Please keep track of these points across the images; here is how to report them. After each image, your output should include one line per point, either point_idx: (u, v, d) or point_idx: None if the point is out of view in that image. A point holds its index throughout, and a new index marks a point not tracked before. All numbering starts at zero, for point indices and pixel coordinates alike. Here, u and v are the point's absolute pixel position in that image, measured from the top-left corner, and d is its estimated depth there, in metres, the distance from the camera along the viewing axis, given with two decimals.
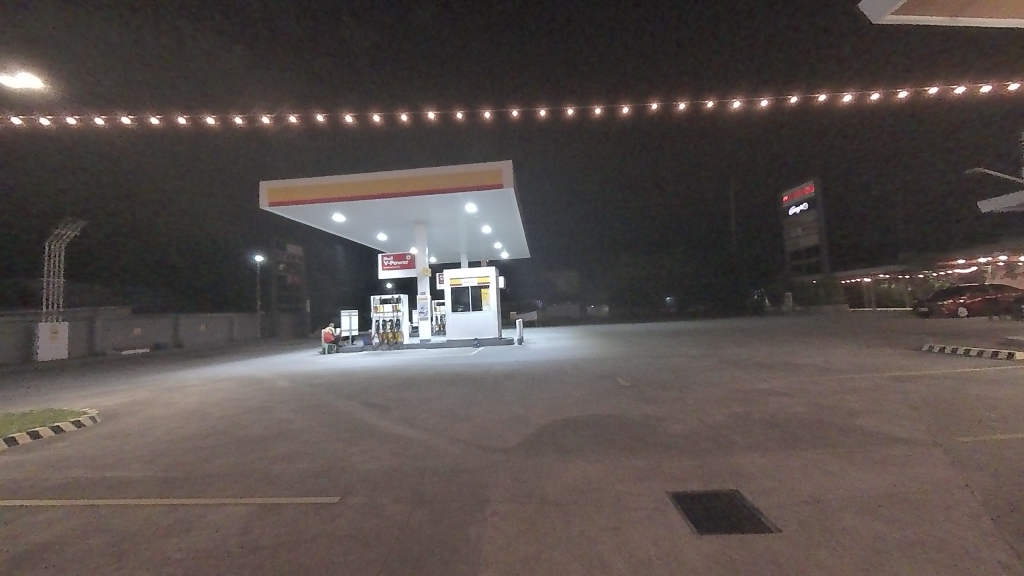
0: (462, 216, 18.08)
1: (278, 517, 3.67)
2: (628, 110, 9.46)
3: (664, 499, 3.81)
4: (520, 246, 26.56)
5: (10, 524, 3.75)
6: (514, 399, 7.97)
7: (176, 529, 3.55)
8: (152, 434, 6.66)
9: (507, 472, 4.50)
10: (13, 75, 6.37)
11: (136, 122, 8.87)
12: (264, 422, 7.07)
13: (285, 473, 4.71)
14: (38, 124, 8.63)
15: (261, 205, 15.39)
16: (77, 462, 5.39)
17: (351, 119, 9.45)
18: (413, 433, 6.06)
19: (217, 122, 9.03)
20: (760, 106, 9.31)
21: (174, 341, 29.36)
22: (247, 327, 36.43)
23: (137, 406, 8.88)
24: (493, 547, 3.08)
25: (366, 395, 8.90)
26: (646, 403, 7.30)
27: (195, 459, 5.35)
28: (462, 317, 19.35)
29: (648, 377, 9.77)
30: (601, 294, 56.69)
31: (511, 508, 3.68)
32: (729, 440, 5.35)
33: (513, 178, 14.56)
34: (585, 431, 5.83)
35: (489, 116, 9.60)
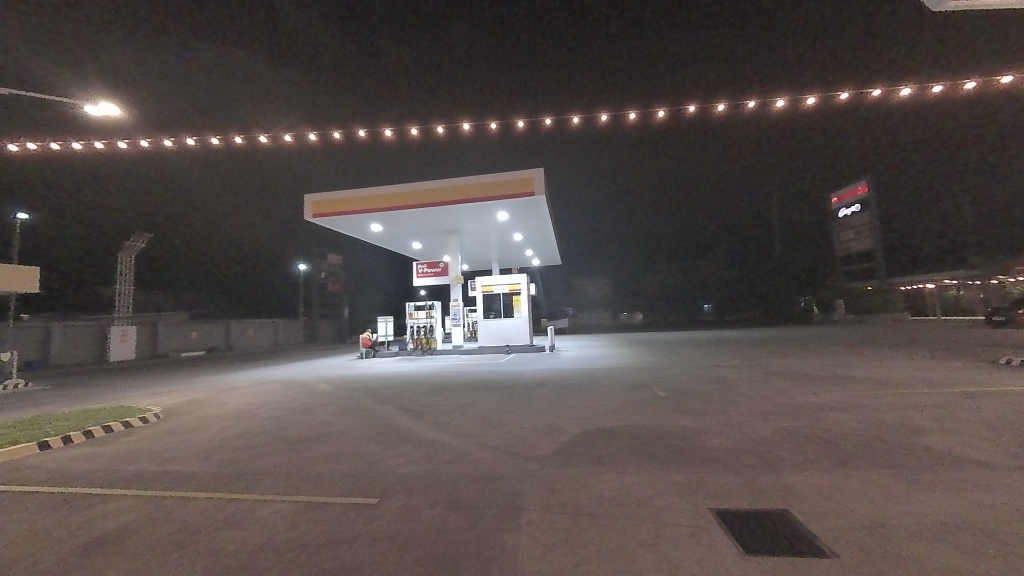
0: (494, 224, 18.27)
1: (321, 516, 3.82)
2: (663, 113, 9.27)
3: (706, 516, 3.64)
4: (551, 253, 26.49)
5: (91, 510, 4.13)
6: (547, 407, 7.91)
7: (229, 523, 3.77)
8: (207, 432, 7.13)
9: (542, 481, 4.47)
10: (95, 104, 7.09)
11: (199, 143, 9.66)
12: (307, 424, 7.39)
13: (328, 474, 4.91)
14: (117, 147, 9.60)
15: (306, 217, 16.26)
16: (143, 456, 5.86)
17: (390, 133, 9.84)
18: (447, 439, 6.14)
19: (268, 141, 9.68)
20: (808, 104, 8.83)
21: (226, 344, 31.37)
22: (291, 333, 38.34)
23: (194, 406, 9.53)
24: (527, 556, 3.06)
25: (402, 401, 9.11)
26: (684, 415, 7.04)
27: (246, 457, 5.67)
28: (493, 324, 19.46)
29: (686, 388, 9.39)
30: (634, 302, 55.37)
31: (545, 518, 3.64)
32: (777, 456, 5.04)
33: (544, 185, 14.60)
34: (620, 442, 5.68)
35: (521, 124, 9.67)
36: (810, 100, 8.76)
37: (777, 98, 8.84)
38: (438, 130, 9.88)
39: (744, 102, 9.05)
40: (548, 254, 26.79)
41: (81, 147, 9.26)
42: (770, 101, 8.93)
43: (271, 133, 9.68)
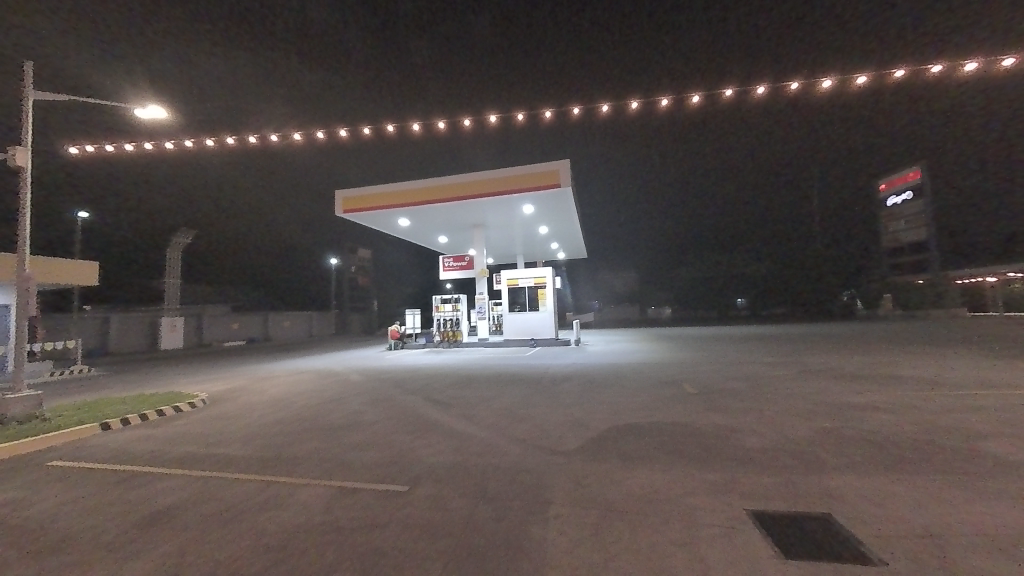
0: (519, 217, 18.22)
1: (354, 501, 3.96)
2: (697, 99, 8.89)
3: (740, 517, 3.53)
4: (577, 247, 26.15)
5: (147, 487, 4.46)
6: (573, 401, 7.87)
7: (271, 504, 3.97)
8: (248, 418, 7.51)
9: (569, 475, 4.44)
10: (145, 108, 7.51)
11: (237, 141, 10.08)
12: (339, 412, 7.68)
13: (360, 461, 5.08)
14: (164, 148, 10.15)
15: (336, 212, 16.75)
16: (192, 439, 6.24)
17: (417, 127, 9.94)
18: (474, 430, 6.22)
19: (302, 138, 9.98)
20: (858, 83, 8.23)
21: (264, 335, 33.00)
22: (323, 324, 39.83)
23: (236, 392, 10.09)
24: (556, 549, 3.06)
25: (430, 392, 9.29)
26: (716, 412, 6.83)
27: (284, 442, 5.96)
28: (518, 317, 19.47)
29: (718, 385, 9.09)
30: (662, 296, 53.97)
31: (573, 511, 3.63)
32: (818, 458, 4.80)
33: (571, 177, 14.38)
34: (650, 438, 5.57)
35: (549, 115, 9.53)
36: (861, 80, 8.16)
37: (822, 78, 8.30)
38: (465, 123, 9.90)
39: (786, 84, 8.55)
40: (574, 247, 26.51)
41: (133, 148, 9.85)
42: (814, 81, 8.39)
43: (304, 131, 9.98)
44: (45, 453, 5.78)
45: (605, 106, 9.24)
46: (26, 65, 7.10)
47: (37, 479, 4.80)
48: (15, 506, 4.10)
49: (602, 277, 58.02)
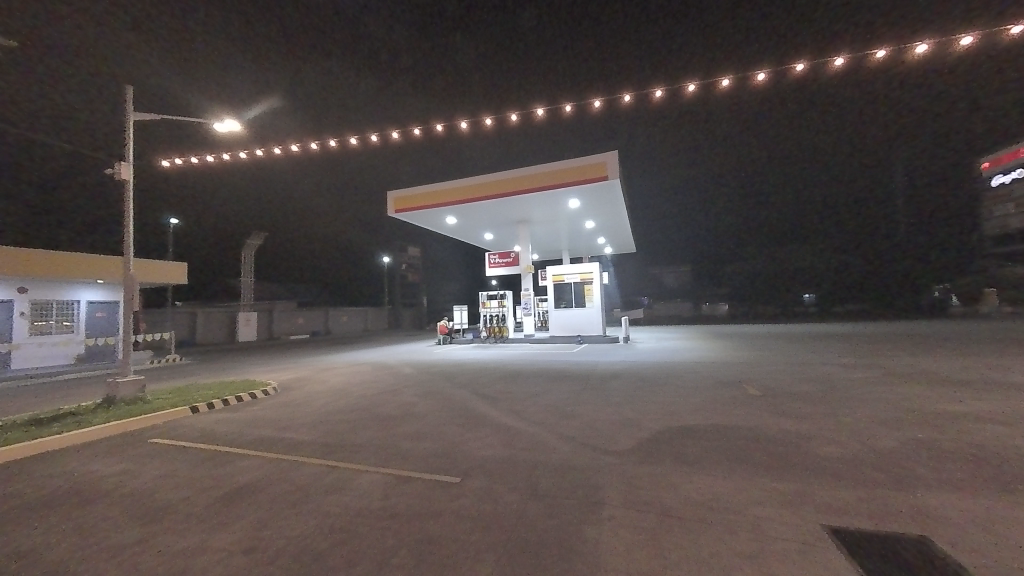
0: (564, 212, 17.97)
1: (409, 489, 4.10)
2: (762, 76, 8.21)
3: (815, 532, 3.22)
4: (625, 241, 25.32)
5: (229, 466, 4.92)
6: (623, 399, 7.63)
7: (334, 487, 4.21)
8: (312, 405, 8.05)
9: (621, 475, 4.31)
10: (222, 121, 8.24)
11: (301, 148, 10.81)
12: (393, 403, 8.03)
13: (413, 450, 5.27)
14: (239, 157, 11.13)
15: (389, 213, 17.50)
16: (265, 423, 6.81)
17: (465, 125, 10.09)
18: (523, 426, 6.22)
19: (358, 142, 10.50)
20: (964, 44, 7.12)
21: (325, 328, 35.42)
22: (378, 319, 41.94)
23: (301, 382, 10.88)
24: (611, 551, 2.97)
25: (478, 386, 9.45)
26: (783, 417, 6.30)
27: (344, 429, 6.33)
28: (564, 314, 19.23)
29: (785, 387, 8.38)
30: (719, 291, 50.67)
31: (628, 514, 3.51)
32: (909, 472, 4.27)
33: (619, 169, 13.91)
34: (708, 442, 5.27)
35: (598, 105, 9.26)
36: (966, 40, 7.08)
37: (917, 42, 7.29)
38: (512, 118, 9.88)
39: (871, 52, 7.62)
40: (622, 241, 25.69)
41: (213, 159, 10.89)
42: (906, 46, 7.39)
43: (360, 135, 10.49)
44: (147, 431, 6.58)
45: (658, 91, 8.81)
46: (127, 88, 8.06)
47: (141, 454, 5.47)
48: (124, 477, 4.69)
49: (651, 272, 55.67)
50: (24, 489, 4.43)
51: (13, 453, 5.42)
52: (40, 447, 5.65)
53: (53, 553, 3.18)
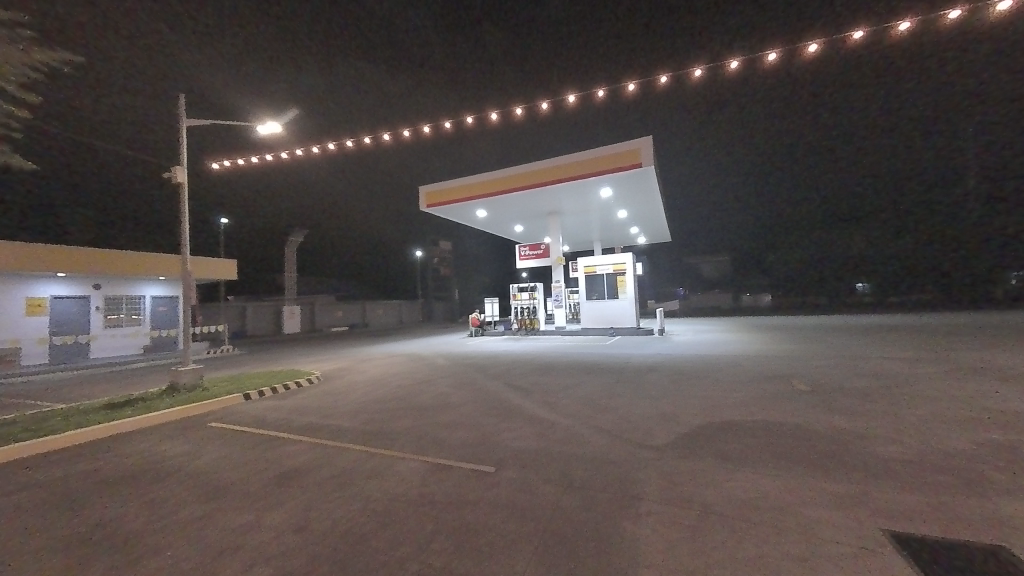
0: (596, 202, 17.59)
1: (445, 477, 4.19)
2: (814, 47, 7.60)
3: (874, 536, 3.01)
4: (660, 230, 24.52)
5: (278, 450, 5.22)
6: (660, 393, 7.43)
7: (374, 474, 4.37)
8: (353, 394, 8.39)
9: (660, 471, 4.20)
10: (265, 123, 8.63)
11: (337, 146, 11.16)
12: (428, 394, 8.23)
13: (449, 440, 5.37)
14: (280, 158, 11.63)
15: (421, 207, 17.81)
16: (310, 411, 7.17)
17: (495, 116, 10.04)
18: (557, 418, 6.19)
19: (391, 138, 10.70)
20: None
21: (363, 321, 36.81)
22: (412, 312, 43.07)
23: (342, 372, 11.37)
24: (649, 547, 2.91)
25: (510, 378, 9.52)
26: (836, 414, 5.91)
27: (383, 418, 6.55)
28: (596, 305, 18.90)
29: (838, 382, 7.85)
30: (762, 281, 48.14)
31: (667, 510, 3.41)
32: (984, 476, 3.89)
33: (653, 155, 13.41)
34: (752, 438, 5.03)
35: (633, 87, 8.92)
36: None
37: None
38: (543, 107, 9.72)
39: (944, 13, 6.86)
40: (657, 231, 24.87)
41: (258, 160, 11.44)
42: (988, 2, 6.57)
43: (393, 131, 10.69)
44: (205, 416, 7.09)
45: (696, 71, 8.36)
46: (180, 97, 8.60)
47: (202, 437, 5.91)
48: (187, 458, 5.09)
49: (688, 262, 53.70)
50: (104, 466, 4.90)
51: (93, 433, 6.01)
52: (116, 428, 6.24)
53: (128, 525, 3.49)
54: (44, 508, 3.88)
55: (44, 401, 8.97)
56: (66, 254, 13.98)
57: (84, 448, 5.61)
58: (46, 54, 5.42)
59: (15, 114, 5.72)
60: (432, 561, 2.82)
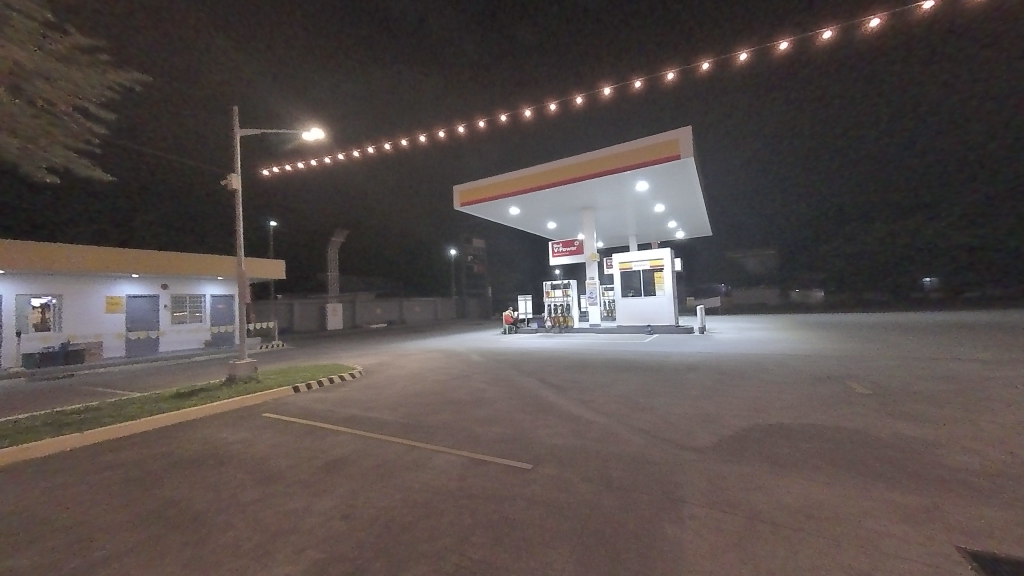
0: (631, 196, 17.15)
1: (483, 472, 4.26)
2: (876, 21, 6.99)
3: (947, 554, 2.75)
4: (700, 223, 23.52)
5: (326, 440, 5.51)
6: (702, 393, 7.16)
7: (414, 466, 4.51)
8: (392, 388, 8.69)
9: (702, 473, 4.05)
10: (309, 130, 9.06)
11: (376, 150, 11.54)
12: (465, 389, 8.37)
13: (486, 435, 5.45)
14: (324, 163, 12.19)
15: (455, 206, 18.11)
16: (352, 404, 7.49)
17: (528, 113, 10.02)
18: (594, 416, 6.10)
19: (426, 139, 10.94)
20: None
21: (400, 317, 37.97)
22: (447, 309, 43.93)
23: (382, 366, 11.80)
24: (694, 552, 2.81)
25: (546, 375, 9.49)
26: (901, 419, 5.45)
27: (422, 412, 6.75)
28: (632, 302, 18.46)
29: (904, 385, 7.22)
30: (813, 276, 45.03)
31: (712, 515, 3.28)
32: None
33: (693, 145, 12.86)
34: (804, 443, 4.74)
35: (672, 76, 8.59)
36: None
37: None
38: (577, 102, 9.58)
39: None
40: (697, 225, 23.90)
41: (303, 165, 12.05)
42: None
43: (429, 133, 10.92)
44: (260, 406, 7.60)
45: (742, 55, 7.91)
46: (234, 109, 9.19)
47: (257, 426, 6.34)
48: (244, 445, 5.46)
49: (730, 256, 51.20)
50: (173, 450, 5.36)
51: (165, 420, 6.60)
52: (182, 416, 6.80)
53: (195, 506, 3.80)
54: (125, 487, 4.29)
55: (123, 390, 9.94)
56: (138, 256, 15.37)
57: (156, 434, 6.15)
58: (119, 74, 5.94)
59: (95, 131, 6.33)
60: (472, 554, 2.87)
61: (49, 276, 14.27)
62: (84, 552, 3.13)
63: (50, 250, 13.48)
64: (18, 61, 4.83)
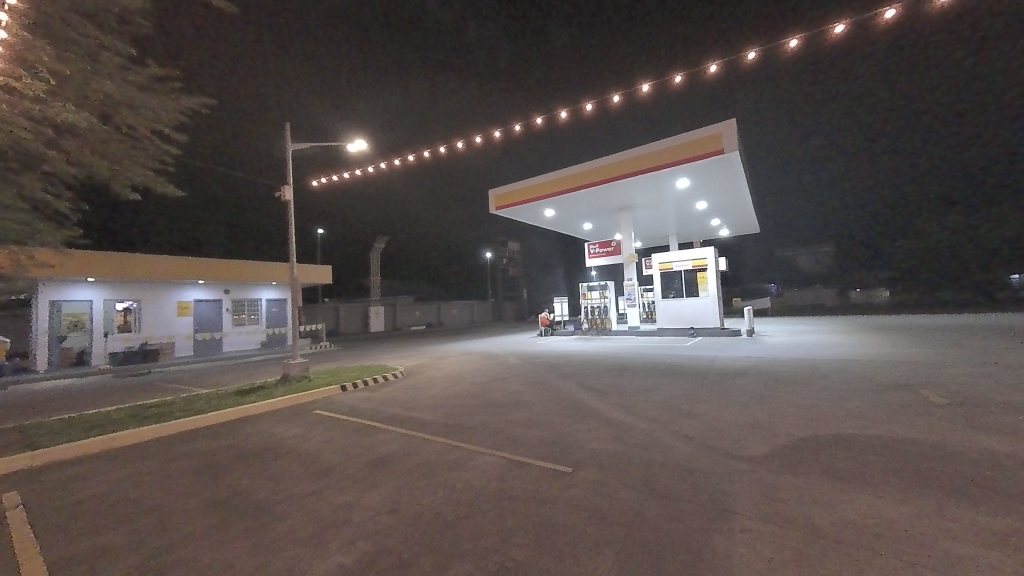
0: (671, 194, 16.60)
1: (524, 474, 4.28)
2: None
3: None
4: (746, 220, 22.31)
5: (372, 438, 5.75)
6: (752, 399, 6.79)
7: (456, 465, 4.60)
8: (433, 389, 8.92)
9: (754, 484, 3.85)
10: (354, 142, 9.53)
11: (415, 158, 11.94)
12: (503, 391, 8.45)
13: (525, 437, 5.47)
14: (368, 172, 12.76)
15: (491, 210, 18.35)
16: (396, 403, 7.76)
17: (563, 114, 9.99)
18: (635, 422, 5.94)
19: (464, 145, 11.19)
20: None
21: (438, 320, 38.86)
22: (483, 312, 44.46)
23: (422, 367, 12.15)
24: (747, 566, 2.67)
25: (585, 378, 9.35)
26: (986, 432, 4.89)
27: (462, 413, 6.88)
28: (674, 304, 17.81)
29: (990, 395, 6.46)
30: (877, 275, 41.27)
31: (767, 529, 3.10)
32: None
33: (738, 139, 12.25)
34: (869, 456, 4.37)
35: (714, 69, 8.26)
36: None
37: None
38: (615, 100, 9.43)
39: None
40: (743, 221, 22.70)
41: (349, 175, 12.68)
42: None
43: (466, 139, 11.15)
44: (312, 404, 8.06)
45: (792, 41, 7.47)
46: (286, 126, 9.86)
47: (310, 422, 6.73)
48: (298, 440, 5.81)
49: (780, 255, 48.22)
50: (235, 443, 5.80)
51: (228, 415, 7.14)
52: (243, 411, 7.34)
53: (258, 495, 4.09)
54: (197, 475, 4.71)
55: (192, 386, 10.88)
56: (203, 265, 16.78)
57: (221, 427, 6.69)
58: (188, 100, 6.53)
59: (169, 152, 6.99)
60: (515, 554, 2.89)
61: (131, 283, 15.90)
62: (164, 532, 3.47)
63: (131, 260, 15.00)
64: (106, 92, 5.42)
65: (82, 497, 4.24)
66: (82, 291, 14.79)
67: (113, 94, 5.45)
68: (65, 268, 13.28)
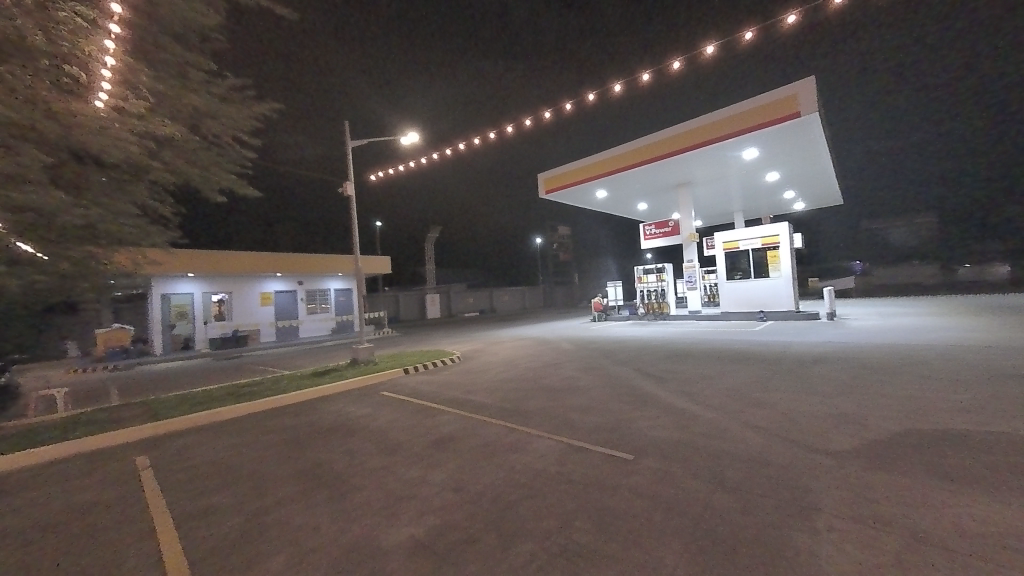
0: (736, 167, 15.28)
1: (583, 459, 4.25)
2: None
3: None
4: (825, 191, 20.02)
5: (434, 418, 6.03)
6: (837, 389, 6.15)
7: (515, 448, 4.69)
8: (489, 374, 9.12)
9: (840, 480, 3.52)
10: (406, 135, 9.81)
11: (465, 146, 12.05)
12: (557, 376, 8.42)
13: (584, 423, 5.41)
14: (421, 163, 13.11)
15: (540, 194, 18.15)
16: (455, 386, 8.04)
17: (617, 88, 9.50)
18: (700, 410, 5.63)
19: (513, 130, 11.07)
20: None
21: (490, 306, 39.63)
22: (534, 298, 44.49)
23: (477, 352, 12.48)
24: (833, 569, 2.45)
25: (643, 364, 9.01)
26: None
27: (518, 397, 6.96)
28: (740, 286, 16.56)
29: None
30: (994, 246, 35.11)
31: (858, 530, 2.82)
32: None
33: (817, 99, 10.92)
34: (989, 456, 3.77)
35: (792, 19, 7.34)
36: None
37: None
38: (675, 67, 8.76)
39: None
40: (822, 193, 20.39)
41: (403, 168, 13.12)
42: None
43: (515, 123, 11.02)
44: (378, 385, 8.61)
45: None
46: (346, 124, 10.40)
47: (378, 402, 7.21)
48: (368, 419, 6.24)
49: (866, 228, 42.84)
50: (315, 419, 6.37)
51: (306, 394, 7.84)
52: (319, 391, 8.02)
53: (337, 467, 4.48)
54: (285, 446, 5.26)
55: (275, 369, 12.09)
56: (279, 259, 18.41)
57: (302, 405, 7.38)
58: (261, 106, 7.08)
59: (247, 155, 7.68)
60: (577, 538, 2.89)
61: (222, 277, 17.91)
62: (262, 495, 3.92)
63: (221, 257, 16.84)
64: (195, 105, 6.02)
65: (195, 462, 4.91)
66: (185, 285, 16.95)
67: (201, 106, 6.06)
68: (171, 265, 15.25)
